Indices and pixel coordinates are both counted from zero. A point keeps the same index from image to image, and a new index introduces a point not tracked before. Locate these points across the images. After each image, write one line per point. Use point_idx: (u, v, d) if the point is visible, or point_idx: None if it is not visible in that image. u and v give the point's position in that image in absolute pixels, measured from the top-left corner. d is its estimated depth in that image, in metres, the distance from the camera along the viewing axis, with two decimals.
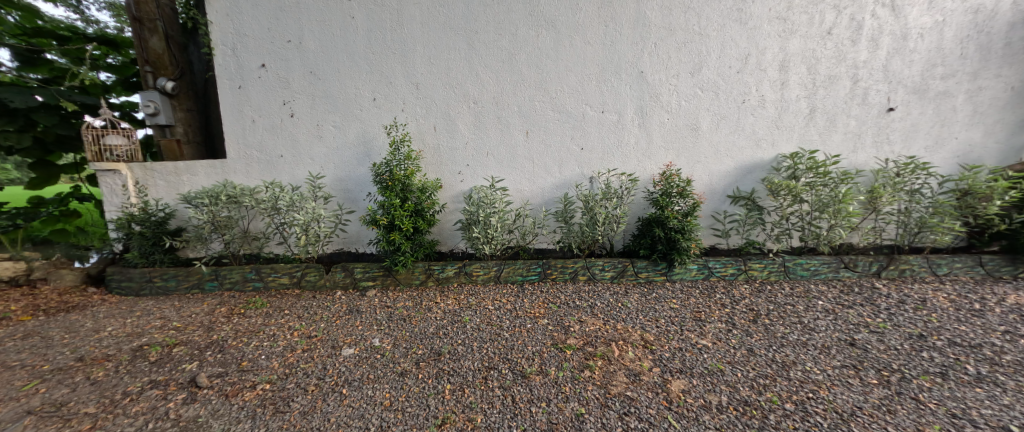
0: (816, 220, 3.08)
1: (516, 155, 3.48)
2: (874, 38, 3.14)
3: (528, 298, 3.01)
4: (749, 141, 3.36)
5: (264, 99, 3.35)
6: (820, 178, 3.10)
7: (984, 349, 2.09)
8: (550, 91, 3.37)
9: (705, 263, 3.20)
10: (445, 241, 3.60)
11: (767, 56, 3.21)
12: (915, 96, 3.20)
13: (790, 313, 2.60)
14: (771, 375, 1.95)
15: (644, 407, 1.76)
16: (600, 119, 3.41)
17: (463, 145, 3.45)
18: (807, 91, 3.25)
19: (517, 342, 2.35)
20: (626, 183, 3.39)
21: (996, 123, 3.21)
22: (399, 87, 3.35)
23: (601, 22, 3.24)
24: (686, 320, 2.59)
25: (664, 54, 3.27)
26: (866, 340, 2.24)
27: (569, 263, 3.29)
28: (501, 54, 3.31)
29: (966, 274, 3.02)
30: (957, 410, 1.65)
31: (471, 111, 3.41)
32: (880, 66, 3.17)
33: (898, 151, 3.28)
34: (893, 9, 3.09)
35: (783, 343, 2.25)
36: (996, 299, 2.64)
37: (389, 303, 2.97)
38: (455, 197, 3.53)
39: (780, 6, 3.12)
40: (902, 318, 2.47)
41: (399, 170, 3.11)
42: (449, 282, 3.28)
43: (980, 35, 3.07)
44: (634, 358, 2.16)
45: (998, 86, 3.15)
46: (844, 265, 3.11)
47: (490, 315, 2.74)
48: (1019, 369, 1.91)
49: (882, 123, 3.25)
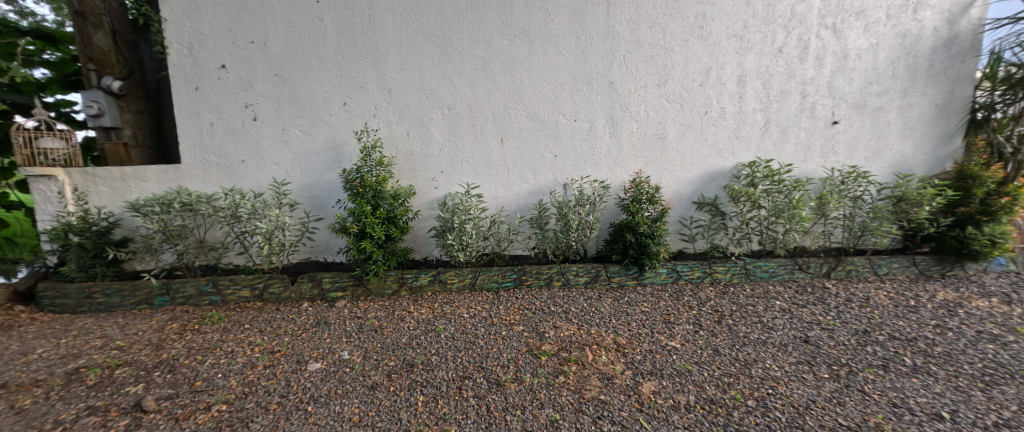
0: (773, 224, 3.29)
1: (491, 163, 3.49)
2: (819, 57, 3.41)
3: (503, 305, 3.01)
4: (712, 151, 3.54)
5: (224, 101, 3.18)
6: (776, 185, 3.31)
7: (919, 342, 2.29)
8: (524, 99, 3.41)
9: (673, 267, 3.34)
10: (418, 249, 3.54)
11: (726, 71, 3.42)
12: (855, 111, 3.50)
13: (750, 313, 2.74)
14: (734, 374, 2.04)
15: (616, 410, 1.78)
16: (572, 128, 3.49)
17: (437, 151, 3.43)
18: (762, 104, 3.48)
19: (492, 350, 2.34)
20: (598, 190, 3.50)
21: (924, 137, 3.54)
22: (371, 92, 3.29)
23: (572, 34, 3.33)
24: (656, 323, 2.68)
25: (633, 67, 3.40)
26: (818, 337, 2.39)
27: (543, 268, 3.32)
28: (476, 62, 3.32)
29: (902, 273, 3.32)
30: (897, 400, 1.78)
31: (445, 117, 3.39)
32: (825, 82, 3.45)
33: (842, 161, 3.56)
34: (834, 31, 3.37)
35: (745, 343, 2.36)
36: (927, 295, 2.91)
37: (359, 314, 2.87)
38: (429, 204, 3.49)
39: (737, 25, 3.34)
40: (849, 315, 2.66)
41: (370, 176, 3.03)
42: (422, 291, 3.22)
43: (908, 57, 3.41)
44: (607, 362, 2.20)
45: (924, 103, 3.50)
46: (798, 266, 3.32)
47: (464, 324, 2.71)
48: (948, 359, 2.10)
49: (828, 135, 3.52)
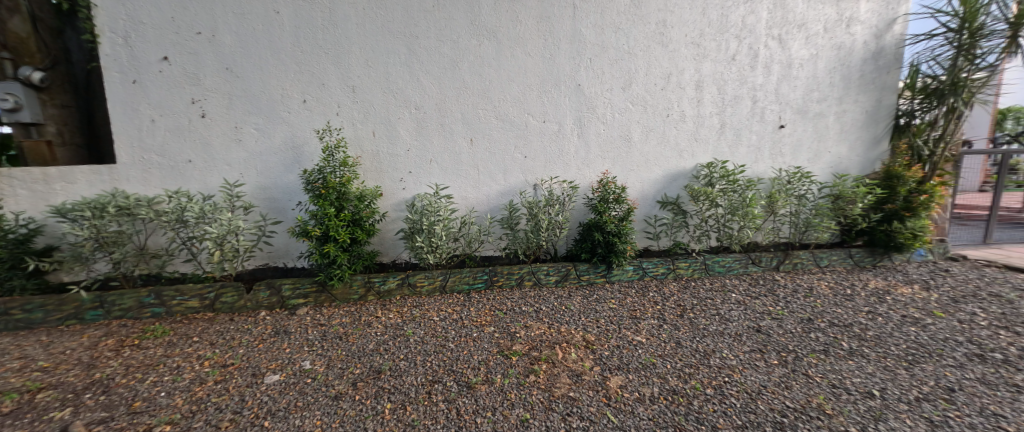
0: (729, 222, 3.49)
1: (461, 163, 3.46)
2: (767, 65, 3.66)
3: (474, 307, 2.99)
4: (674, 152, 3.70)
5: (167, 96, 2.94)
6: (731, 185, 3.52)
7: (854, 327, 2.52)
8: (493, 99, 3.41)
9: (639, 264, 3.46)
10: (386, 252, 3.44)
11: (685, 76, 3.59)
12: (799, 116, 3.79)
13: (709, 306, 2.90)
14: (694, 365, 2.15)
15: (585, 406, 1.82)
16: (541, 129, 3.52)
17: (405, 152, 3.35)
18: (718, 108, 3.68)
19: (463, 353, 2.32)
20: (567, 190, 3.56)
21: (858, 140, 3.89)
22: (333, 90, 3.15)
23: (540, 36, 3.37)
24: (623, 319, 2.76)
25: (599, 70, 3.49)
26: (769, 326, 2.57)
27: (514, 269, 3.34)
28: (443, 61, 3.28)
29: (841, 265, 3.63)
30: (835, 381, 1.95)
31: (412, 117, 3.32)
32: (773, 89, 3.71)
33: (789, 162, 3.84)
34: (780, 42, 3.63)
35: (704, 334, 2.49)
36: (860, 284, 3.20)
37: (322, 321, 2.74)
38: (397, 205, 3.41)
39: (694, 33, 3.52)
40: (796, 304, 2.88)
41: (333, 177, 2.90)
42: (390, 295, 3.14)
43: (843, 68, 3.74)
44: (577, 359, 2.25)
45: (857, 109, 3.84)
46: (752, 261, 3.55)
47: (434, 327, 2.66)
48: (878, 341, 2.32)
49: (776, 138, 3.79)
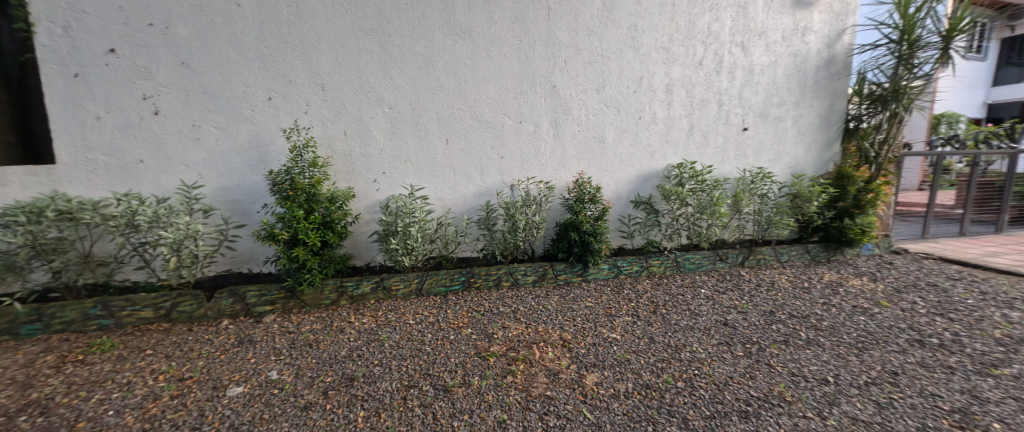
0: (698, 220, 3.64)
1: (436, 164, 3.41)
2: (731, 71, 3.84)
3: (451, 309, 2.96)
4: (646, 153, 3.81)
5: (114, 91, 2.72)
6: (700, 184, 3.67)
7: (811, 318, 2.68)
8: (468, 99, 3.38)
9: (615, 263, 3.53)
10: (359, 255, 3.35)
11: (656, 79, 3.70)
12: (761, 120, 3.99)
13: (680, 302, 3.00)
14: (667, 359, 2.22)
15: (562, 405, 1.84)
16: (517, 129, 3.53)
17: (379, 152, 3.27)
18: (687, 111, 3.82)
19: (439, 356, 2.29)
20: (543, 190, 3.59)
21: (814, 142, 4.15)
22: (301, 87, 3.03)
23: (515, 37, 3.38)
24: (599, 317, 2.81)
25: (573, 72, 3.54)
26: (735, 320, 2.69)
27: (492, 270, 3.33)
28: (417, 60, 3.22)
29: (800, 259, 3.85)
30: (795, 369, 2.06)
31: (386, 116, 3.24)
32: (737, 93, 3.90)
33: (752, 163, 4.04)
34: (742, 49, 3.81)
35: (675, 330, 2.58)
36: (817, 278, 3.41)
37: (291, 329, 2.63)
38: (370, 207, 3.32)
39: (664, 38, 3.64)
40: (759, 298, 3.03)
41: (302, 178, 2.78)
42: (364, 299, 3.05)
43: (799, 74, 3.98)
44: (553, 358, 2.27)
45: (813, 113, 4.10)
46: (719, 257, 3.70)
47: (410, 330, 2.61)
48: (832, 331, 2.48)
49: (740, 140, 3.98)
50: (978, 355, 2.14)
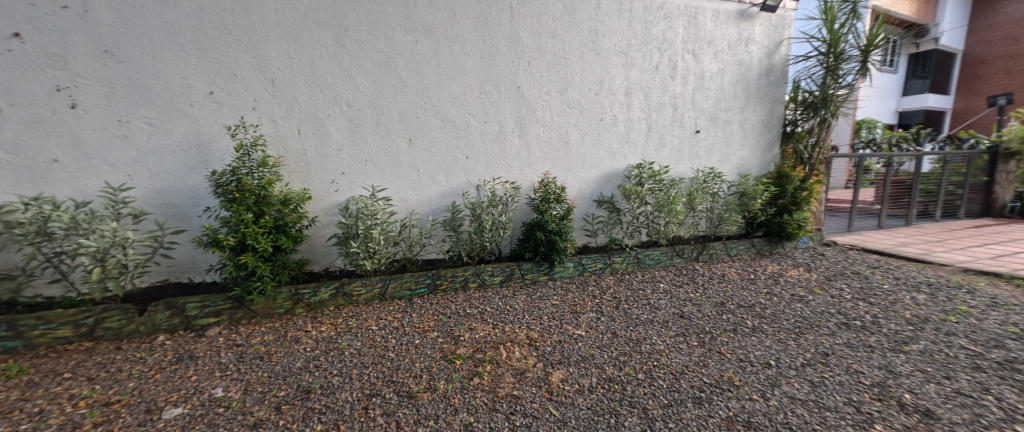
0: (657, 218, 3.81)
1: (399, 164, 3.31)
2: (685, 76, 4.06)
3: (416, 312, 2.89)
4: (608, 154, 3.94)
5: (18, 80, 2.37)
6: (658, 184, 3.85)
7: (756, 307, 2.89)
8: (432, 98, 3.32)
9: (579, 261, 3.62)
10: (316, 259, 3.18)
11: (616, 83, 3.84)
12: (712, 123, 4.26)
13: (641, 297, 3.13)
14: (628, 352, 2.30)
15: (528, 403, 1.85)
16: (482, 129, 3.52)
17: (336, 151, 3.12)
18: (645, 114, 4.00)
19: (404, 361, 2.22)
20: (509, 191, 3.60)
21: (758, 144, 4.49)
22: (247, 81, 2.83)
23: (479, 36, 3.36)
24: (564, 314, 2.87)
25: (537, 73, 3.59)
26: (690, 311, 2.85)
27: (458, 271, 3.29)
28: (377, 56, 3.11)
29: (747, 253, 4.15)
30: (742, 355, 2.22)
31: (344, 114, 3.10)
32: (690, 98, 4.13)
33: (704, 163, 4.30)
34: (694, 56, 4.05)
35: (636, 323, 2.69)
36: (761, 270, 3.70)
37: (239, 341, 2.44)
38: (328, 209, 3.16)
39: (622, 43, 3.78)
40: (712, 290, 3.23)
41: (250, 179, 2.59)
42: (323, 306, 2.90)
43: (744, 81, 4.29)
44: (520, 357, 2.28)
45: (756, 117, 4.43)
46: (676, 253, 3.90)
47: (372, 337, 2.52)
48: (774, 318, 2.70)
49: (694, 142, 4.22)
50: (893, 333, 2.42)
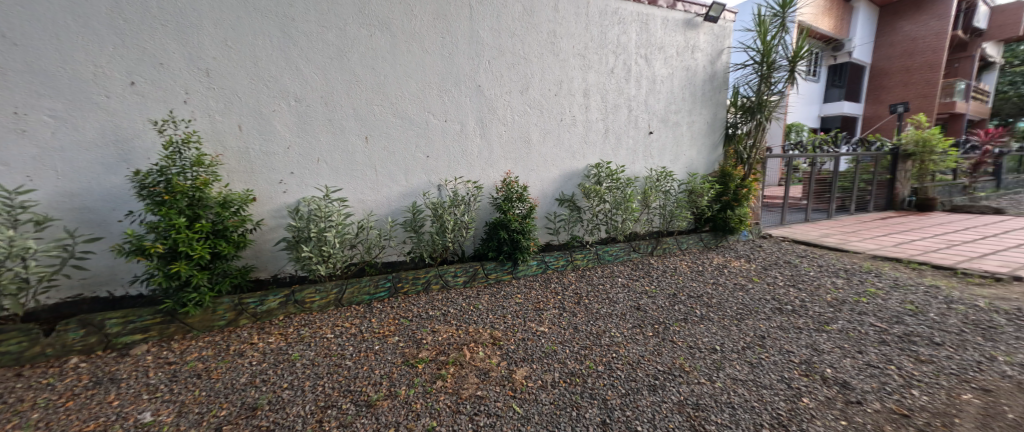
0: (615, 215, 3.97)
1: (354, 163, 3.17)
2: (638, 79, 4.26)
3: (376, 317, 2.78)
4: (569, 153, 4.04)
5: None
6: (615, 183, 4.01)
7: (704, 296, 3.11)
8: (389, 95, 3.20)
9: (542, 259, 3.68)
10: (263, 266, 2.96)
11: (574, 84, 3.94)
12: (663, 124, 4.51)
13: (600, 292, 3.25)
14: (589, 346, 2.38)
15: (492, 402, 1.84)
16: (443, 128, 3.46)
17: (284, 150, 2.92)
18: (603, 115, 4.14)
19: (362, 369, 2.13)
20: (471, 190, 3.58)
21: (705, 145, 4.81)
22: (177, 72, 2.56)
23: (437, 33, 3.29)
24: (528, 312, 2.90)
25: (497, 72, 3.59)
26: (646, 303, 3.00)
27: (420, 273, 3.21)
28: (328, 49, 2.94)
29: (696, 247, 4.45)
30: (691, 342, 2.37)
31: (291, 110, 2.90)
32: (643, 100, 4.34)
33: (657, 163, 4.55)
34: (646, 61, 4.26)
35: (596, 317, 2.78)
36: (708, 262, 3.98)
37: (172, 359, 2.21)
38: (276, 212, 2.95)
39: (580, 46, 3.89)
40: (665, 283, 3.43)
41: (182, 179, 2.34)
42: (271, 316, 2.71)
43: (691, 86, 4.58)
44: (484, 357, 2.27)
45: (703, 120, 4.75)
46: (633, 248, 4.09)
47: (328, 345, 2.39)
48: (719, 306, 2.92)
49: (647, 142, 4.44)
50: (817, 315, 2.71)
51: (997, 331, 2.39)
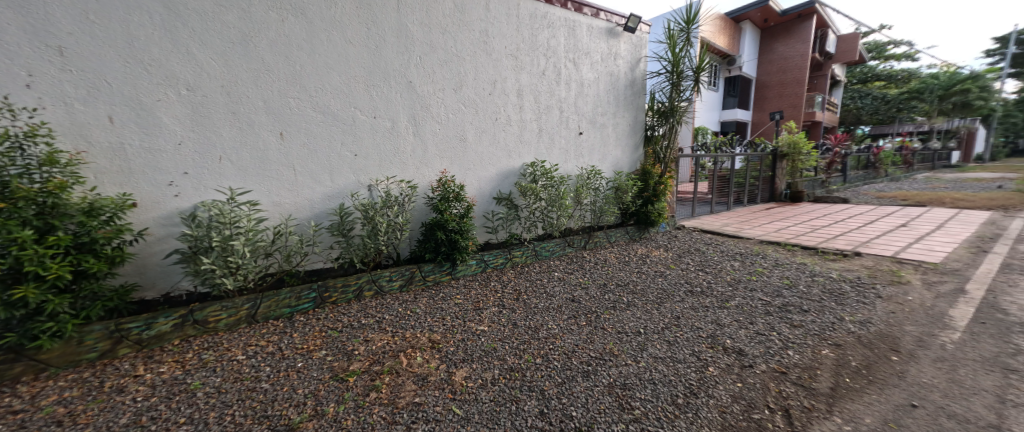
0: (550, 212, 4.13)
1: (268, 163, 2.84)
2: (568, 82, 4.47)
3: (299, 332, 2.52)
4: (504, 152, 4.08)
5: None
6: (550, 181, 4.17)
7: (630, 284, 3.39)
8: (307, 88, 2.92)
9: (481, 258, 3.67)
10: (150, 284, 2.51)
11: (508, 84, 4.00)
12: (592, 126, 4.79)
13: (538, 287, 3.35)
14: (527, 340, 2.44)
15: (430, 408, 1.79)
16: (372, 125, 3.26)
17: (175, 146, 2.50)
18: (536, 115, 4.27)
19: (282, 390, 1.91)
20: (406, 190, 3.42)
21: (628, 146, 5.23)
22: (14, 47, 2.03)
23: (361, 23, 3.09)
24: (467, 312, 2.88)
25: (429, 68, 3.49)
26: (580, 295, 3.17)
27: (350, 280, 2.99)
28: (229, 32, 2.58)
29: (623, 239, 4.81)
30: (619, 328, 2.57)
31: (183, 100, 2.49)
32: (573, 103, 4.57)
33: (588, 162, 4.83)
34: (575, 65, 4.49)
35: (535, 312, 2.86)
36: (634, 252, 4.34)
37: (18, 406, 1.73)
38: (166, 219, 2.52)
39: (512, 47, 3.96)
40: (596, 274, 3.66)
41: (27, 181, 1.87)
42: (163, 342, 2.30)
43: (615, 90, 4.95)
44: (422, 362, 2.20)
45: (626, 122, 5.15)
46: (568, 243, 4.29)
47: (238, 368, 2.10)
48: (642, 292, 3.20)
49: (578, 142, 4.69)
50: (720, 294, 3.11)
51: (845, 297, 2.99)
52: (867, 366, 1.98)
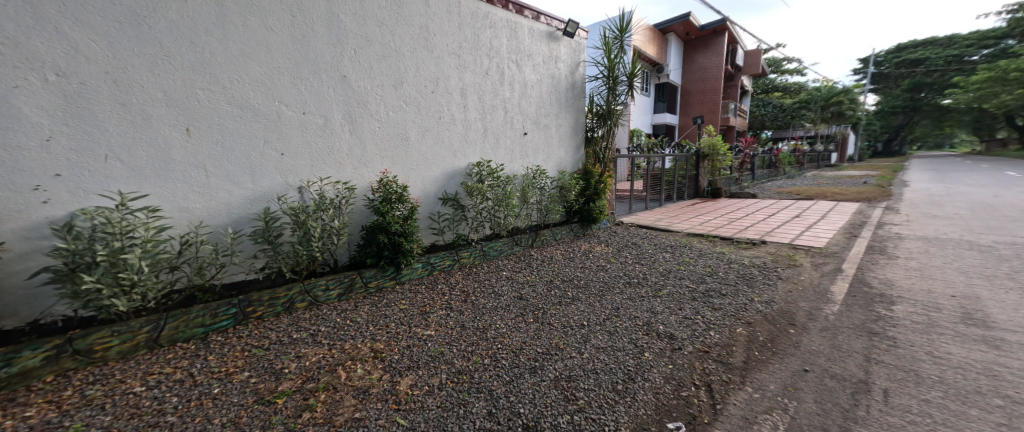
0: (497, 212, 4.15)
1: (172, 163, 2.47)
2: (512, 83, 4.52)
3: (215, 354, 2.23)
4: (449, 152, 4.01)
5: None
6: (496, 180, 4.18)
7: (574, 279, 3.52)
8: (220, 78, 2.59)
9: (427, 261, 3.57)
10: (8, 311, 2.05)
11: (451, 82, 3.93)
12: (536, 126, 4.90)
13: (486, 287, 3.35)
14: (476, 341, 2.42)
15: (373, 422, 1.68)
16: (301, 121, 3.00)
17: (41, 142, 2.06)
18: (480, 115, 4.25)
19: (193, 423, 1.67)
20: (342, 191, 3.20)
21: (571, 147, 5.44)
22: None
23: (285, 10, 2.82)
24: (413, 317, 2.77)
25: (365, 63, 3.30)
26: (527, 292, 3.23)
27: (279, 292, 2.72)
28: (114, 9, 2.19)
29: (568, 236, 4.99)
30: (564, 322, 2.65)
31: (52, 88, 2.06)
32: (517, 103, 4.63)
33: (533, 162, 4.93)
34: (517, 66, 4.55)
35: (483, 312, 2.85)
36: (578, 249, 4.53)
37: None
38: (31, 232, 2.08)
39: (454, 45, 3.90)
40: (543, 271, 3.75)
41: None
42: (27, 381, 1.85)
43: (557, 93, 5.11)
44: (363, 374, 2.07)
45: (568, 124, 5.35)
46: (516, 242, 4.34)
47: (135, 403, 1.79)
48: (585, 286, 3.35)
49: (523, 143, 4.77)
50: (654, 284, 3.37)
51: (755, 280, 3.41)
52: (772, 340, 2.28)
